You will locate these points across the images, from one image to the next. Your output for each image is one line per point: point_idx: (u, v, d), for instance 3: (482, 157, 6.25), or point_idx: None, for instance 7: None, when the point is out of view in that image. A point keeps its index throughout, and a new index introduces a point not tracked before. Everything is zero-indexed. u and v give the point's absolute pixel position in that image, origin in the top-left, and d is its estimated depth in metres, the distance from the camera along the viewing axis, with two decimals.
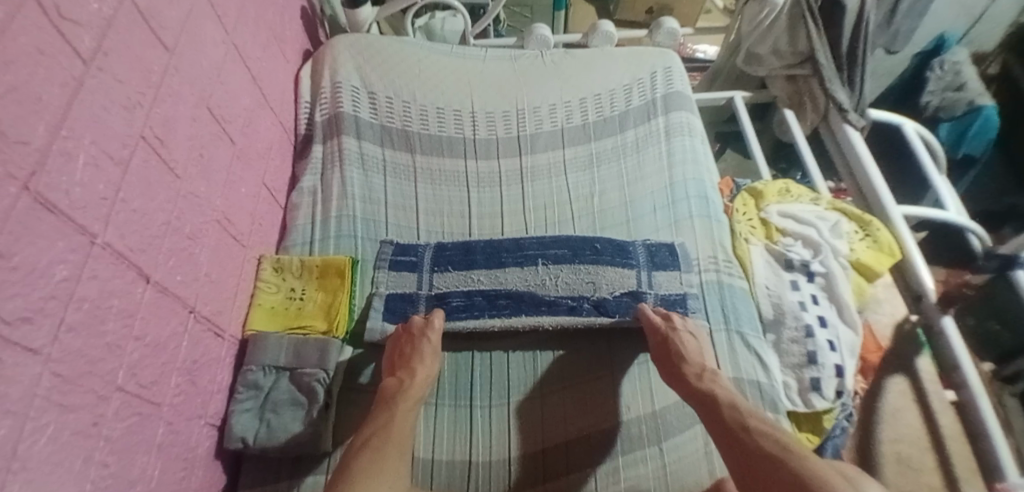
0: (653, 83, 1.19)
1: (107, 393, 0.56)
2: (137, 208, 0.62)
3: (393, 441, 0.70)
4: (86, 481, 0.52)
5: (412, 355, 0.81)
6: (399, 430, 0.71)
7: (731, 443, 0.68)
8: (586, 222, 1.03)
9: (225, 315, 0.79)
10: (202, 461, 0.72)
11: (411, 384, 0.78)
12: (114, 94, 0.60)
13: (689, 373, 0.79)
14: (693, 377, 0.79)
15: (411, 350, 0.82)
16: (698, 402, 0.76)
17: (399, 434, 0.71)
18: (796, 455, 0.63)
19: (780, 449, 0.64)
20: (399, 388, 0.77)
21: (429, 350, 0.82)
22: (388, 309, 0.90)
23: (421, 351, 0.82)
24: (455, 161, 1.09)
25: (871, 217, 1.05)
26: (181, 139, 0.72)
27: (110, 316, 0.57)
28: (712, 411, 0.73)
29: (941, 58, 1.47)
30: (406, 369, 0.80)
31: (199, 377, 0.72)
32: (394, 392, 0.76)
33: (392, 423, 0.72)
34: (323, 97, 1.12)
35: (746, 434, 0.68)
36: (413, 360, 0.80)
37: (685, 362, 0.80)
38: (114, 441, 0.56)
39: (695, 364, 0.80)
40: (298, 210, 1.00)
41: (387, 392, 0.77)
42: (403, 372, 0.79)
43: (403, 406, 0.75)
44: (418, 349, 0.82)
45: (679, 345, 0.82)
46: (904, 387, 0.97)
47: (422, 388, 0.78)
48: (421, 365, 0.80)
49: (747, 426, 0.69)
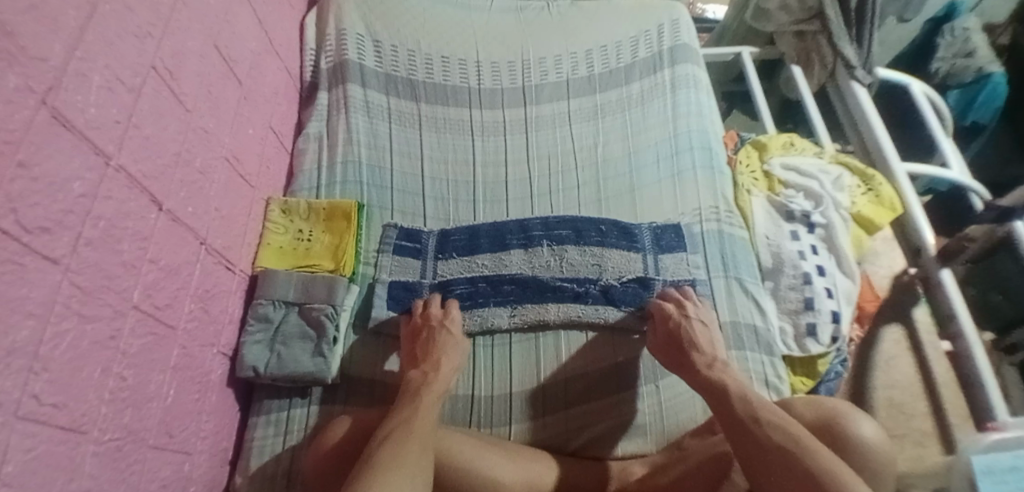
0: (660, 35, 1.18)
1: (124, 309, 0.58)
2: (149, 135, 0.64)
3: (417, 434, 0.63)
4: (104, 389, 0.55)
5: (434, 347, 0.78)
6: (423, 420, 0.65)
7: (740, 435, 0.63)
8: (589, 172, 1.04)
9: (236, 251, 0.81)
10: (216, 387, 0.75)
11: (435, 376, 0.73)
12: (126, 23, 0.61)
13: (700, 362, 0.75)
14: (703, 366, 0.75)
15: (433, 343, 0.79)
16: (708, 389, 0.71)
17: (423, 421, 0.65)
18: (814, 454, 0.58)
19: (794, 445, 0.59)
20: (423, 380, 0.72)
21: (451, 345, 0.79)
22: (391, 298, 0.88)
23: (443, 343, 0.78)
24: (460, 110, 1.09)
25: (874, 172, 1.05)
26: (190, 76, 0.73)
27: (125, 236, 0.59)
28: (721, 401, 0.68)
29: (951, 24, 1.43)
30: (428, 361, 0.76)
31: (211, 307, 0.75)
32: (419, 383, 0.72)
33: (416, 414, 0.66)
34: (328, 45, 1.12)
35: (759, 427, 0.63)
36: (435, 352, 0.77)
37: (696, 352, 0.77)
38: (130, 356, 0.59)
39: (706, 354, 0.76)
40: (304, 155, 1.02)
41: (411, 384, 0.72)
42: (427, 366, 0.75)
43: (428, 395, 0.70)
44: (440, 342, 0.79)
45: (690, 333, 0.79)
46: (900, 336, 0.99)
47: (446, 381, 0.73)
48: (444, 358, 0.76)
49: (760, 419, 0.63)
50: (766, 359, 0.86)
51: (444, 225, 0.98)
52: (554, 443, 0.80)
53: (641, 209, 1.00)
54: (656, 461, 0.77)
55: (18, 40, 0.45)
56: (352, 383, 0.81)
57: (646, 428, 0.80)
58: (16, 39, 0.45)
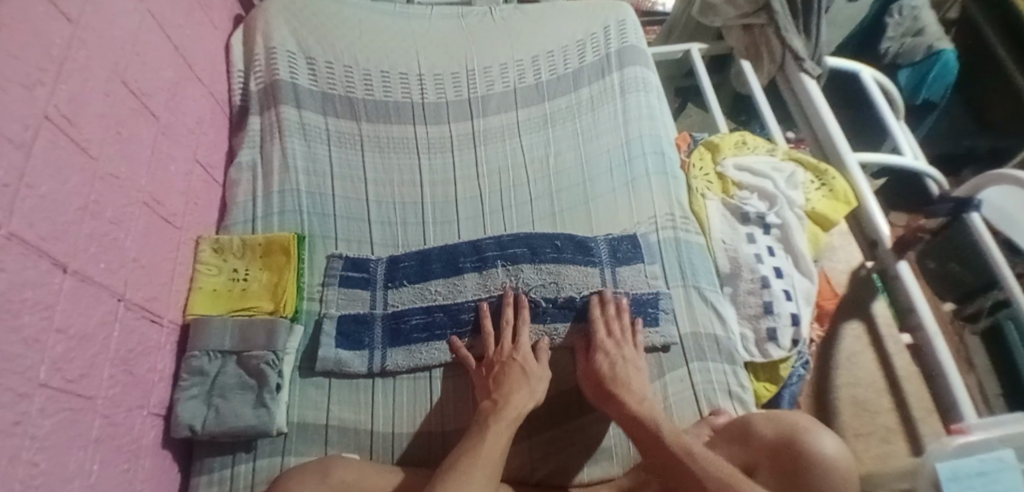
0: (606, 37, 1.15)
1: (30, 389, 0.53)
2: (46, 192, 0.58)
3: (481, 464, 0.63)
4: (15, 481, 0.50)
5: (505, 378, 0.76)
6: (489, 453, 0.64)
7: (672, 471, 0.63)
8: (542, 185, 1.01)
9: (163, 301, 0.76)
10: (149, 452, 0.71)
11: (504, 404, 0.72)
12: (13, 72, 0.55)
13: (625, 395, 0.73)
14: (631, 400, 0.73)
15: (503, 374, 0.76)
16: (635, 426, 0.69)
17: (490, 451, 0.64)
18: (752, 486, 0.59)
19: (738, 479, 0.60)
20: (493, 410, 0.71)
21: (528, 373, 0.77)
22: (341, 335, 0.83)
23: (512, 375, 0.76)
24: (403, 126, 1.05)
25: (827, 166, 1.04)
26: (94, 118, 0.67)
27: (25, 308, 0.53)
28: (651, 436, 0.67)
29: (899, 3, 1.44)
30: (499, 390, 0.74)
31: (136, 367, 0.70)
32: (489, 414, 0.71)
33: (484, 445, 0.65)
34: (257, 65, 1.06)
35: (694, 462, 0.63)
36: (506, 383, 0.75)
37: (624, 389, 0.74)
38: (42, 438, 0.54)
39: (634, 391, 0.74)
40: (238, 187, 0.96)
41: (482, 416, 0.71)
42: (496, 394, 0.74)
43: (498, 425, 0.68)
44: (514, 373, 0.76)
45: (623, 372, 0.76)
46: (860, 331, 1.00)
47: (517, 408, 0.71)
48: (516, 389, 0.74)
49: (694, 454, 0.63)
50: (728, 369, 0.85)
51: (392, 251, 0.93)
52: (518, 475, 0.77)
53: (596, 220, 0.97)
54: (622, 484, 0.74)
55: None
56: (298, 434, 0.76)
57: (611, 452, 0.78)
58: None
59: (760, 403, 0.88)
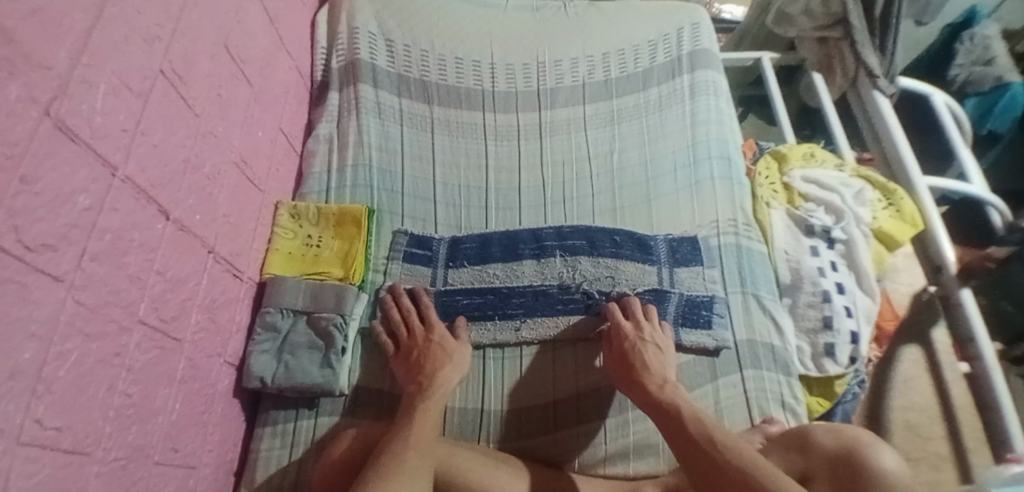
0: (679, 39, 1.15)
1: (130, 324, 0.57)
2: (157, 142, 0.62)
3: (414, 444, 0.64)
4: (110, 407, 0.54)
5: (424, 361, 0.77)
6: (421, 432, 0.66)
7: (693, 460, 0.63)
8: (605, 180, 1.02)
9: (244, 258, 0.80)
10: (222, 397, 0.75)
11: (430, 386, 0.74)
12: (135, 25, 0.58)
13: (650, 384, 0.73)
14: (654, 387, 0.73)
15: (423, 356, 0.78)
16: (659, 413, 0.69)
17: (421, 431, 0.66)
18: (772, 478, 0.58)
19: (754, 467, 0.59)
20: (420, 393, 0.73)
21: (445, 353, 0.79)
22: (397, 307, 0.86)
23: (434, 357, 0.78)
24: (473, 112, 1.07)
25: (896, 186, 1.01)
26: (200, 77, 0.71)
27: (132, 249, 0.57)
28: (676, 424, 0.67)
29: (971, 30, 1.37)
30: (423, 373, 0.76)
31: (218, 316, 0.74)
32: (415, 398, 0.72)
33: (413, 425, 0.67)
34: (340, 43, 1.10)
35: (714, 449, 0.62)
36: (428, 364, 0.77)
37: (644, 373, 0.75)
38: (136, 371, 0.58)
39: (655, 374, 0.75)
40: (314, 157, 1.00)
41: (408, 400, 0.73)
42: (421, 377, 0.76)
43: (424, 406, 0.71)
44: (433, 355, 0.78)
45: (639, 353, 0.76)
46: (918, 356, 0.98)
47: (442, 386, 0.74)
48: (439, 368, 0.76)
49: (716, 440, 0.63)
50: (782, 379, 0.84)
51: (454, 232, 0.96)
52: (558, 458, 0.78)
53: (657, 218, 0.98)
54: (668, 483, 0.74)
55: (21, 48, 0.42)
56: (358, 395, 0.79)
57: (658, 449, 0.78)
58: (17, 47, 0.42)
59: (813, 417, 0.87)
